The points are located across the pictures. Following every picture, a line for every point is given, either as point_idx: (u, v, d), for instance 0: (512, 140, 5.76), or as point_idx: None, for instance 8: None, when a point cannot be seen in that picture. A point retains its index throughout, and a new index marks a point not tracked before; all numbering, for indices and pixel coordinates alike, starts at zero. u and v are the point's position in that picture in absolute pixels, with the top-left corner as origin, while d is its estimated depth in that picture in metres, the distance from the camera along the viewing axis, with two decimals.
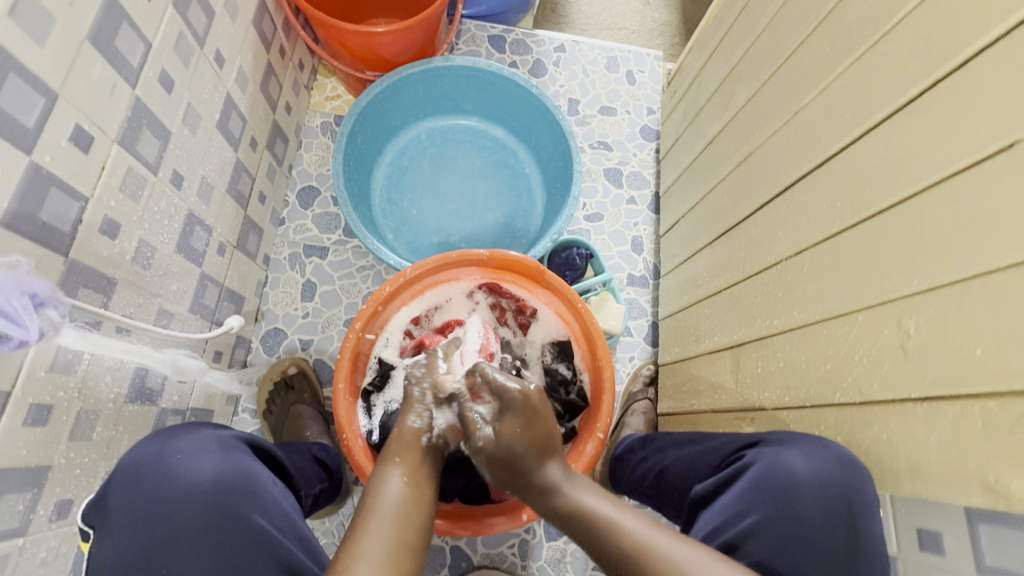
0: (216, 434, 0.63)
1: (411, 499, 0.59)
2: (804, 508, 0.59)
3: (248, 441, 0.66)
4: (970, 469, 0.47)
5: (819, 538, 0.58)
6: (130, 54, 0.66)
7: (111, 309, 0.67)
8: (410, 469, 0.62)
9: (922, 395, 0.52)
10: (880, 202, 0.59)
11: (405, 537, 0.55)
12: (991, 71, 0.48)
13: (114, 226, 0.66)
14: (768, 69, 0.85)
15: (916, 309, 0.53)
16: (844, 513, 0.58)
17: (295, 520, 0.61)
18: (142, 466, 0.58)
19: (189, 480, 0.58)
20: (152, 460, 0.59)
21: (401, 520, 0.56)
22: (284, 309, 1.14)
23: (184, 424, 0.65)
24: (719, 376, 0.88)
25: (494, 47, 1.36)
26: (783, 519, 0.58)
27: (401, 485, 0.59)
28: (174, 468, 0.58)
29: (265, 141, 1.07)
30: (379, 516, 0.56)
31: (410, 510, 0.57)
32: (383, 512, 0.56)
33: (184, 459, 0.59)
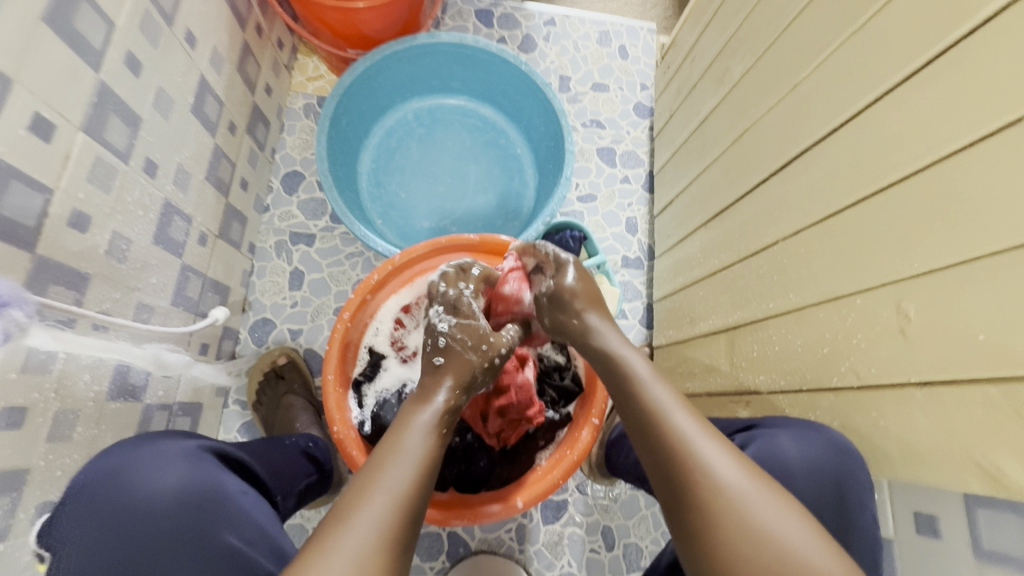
0: (176, 444, 0.60)
1: (431, 459, 0.56)
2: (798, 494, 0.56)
3: (213, 449, 0.62)
4: (968, 456, 0.46)
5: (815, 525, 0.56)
6: (93, 35, 0.62)
7: (85, 306, 0.65)
8: (429, 425, 0.59)
9: (921, 381, 0.50)
10: (880, 182, 0.57)
11: (417, 496, 0.52)
12: (1000, 42, 0.46)
13: (84, 220, 0.63)
14: (764, 42, 0.82)
15: (915, 292, 0.51)
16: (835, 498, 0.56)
17: (269, 530, 0.58)
18: (97, 484, 0.55)
19: (151, 494, 0.55)
20: (107, 477, 0.55)
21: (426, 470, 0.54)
22: (272, 299, 1.11)
23: (140, 434, 0.61)
24: (714, 360, 0.87)
25: (482, 22, 1.31)
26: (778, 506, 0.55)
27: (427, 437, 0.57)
28: (131, 483, 0.55)
29: (244, 125, 1.03)
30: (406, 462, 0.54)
31: (427, 469, 0.55)
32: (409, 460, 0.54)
33: (143, 473, 0.56)
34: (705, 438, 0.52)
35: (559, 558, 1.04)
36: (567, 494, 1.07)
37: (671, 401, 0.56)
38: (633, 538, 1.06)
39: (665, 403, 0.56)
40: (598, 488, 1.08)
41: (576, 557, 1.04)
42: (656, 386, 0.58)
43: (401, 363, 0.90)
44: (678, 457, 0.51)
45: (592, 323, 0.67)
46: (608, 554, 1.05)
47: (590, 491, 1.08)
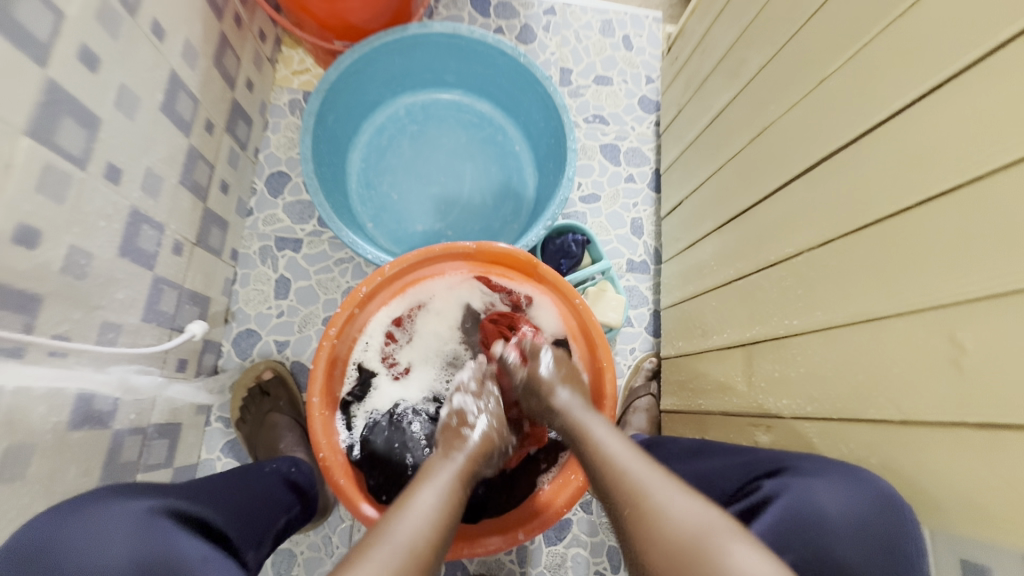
0: (123, 506, 0.50)
1: (445, 512, 0.57)
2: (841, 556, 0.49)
3: (169, 510, 0.52)
4: None
5: None
6: (37, 26, 0.55)
7: (37, 331, 0.58)
8: (445, 481, 0.60)
9: (979, 421, 0.44)
10: (928, 191, 0.50)
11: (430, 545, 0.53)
12: None
13: (32, 234, 0.56)
14: (785, 32, 0.75)
15: (971, 319, 0.45)
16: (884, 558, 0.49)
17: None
18: (17, 563, 0.45)
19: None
20: (30, 557, 0.45)
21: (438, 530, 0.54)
22: (256, 308, 1.05)
23: (81, 496, 0.51)
24: (729, 377, 0.81)
25: (478, 11, 1.23)
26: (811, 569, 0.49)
27: (438, 494, 0.58)
28: (58, 563, 0.45)
29: (224, 124, 0.96)
30: (415, 515, 0.55)
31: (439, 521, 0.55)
32: (418, 512, 0.55)
33: (83, 544, 0.46)
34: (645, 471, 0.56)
35: None
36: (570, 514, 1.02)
37: (628, 452, 0.59)
38: None
39: (617, 453, 0.59)
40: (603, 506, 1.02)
41: None
42: (612, 441, 0.61)
43: (393, 381, 0.84)
44: (620, 491, 0.55)
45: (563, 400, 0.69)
46: None
47: (595, 510, 1.02)
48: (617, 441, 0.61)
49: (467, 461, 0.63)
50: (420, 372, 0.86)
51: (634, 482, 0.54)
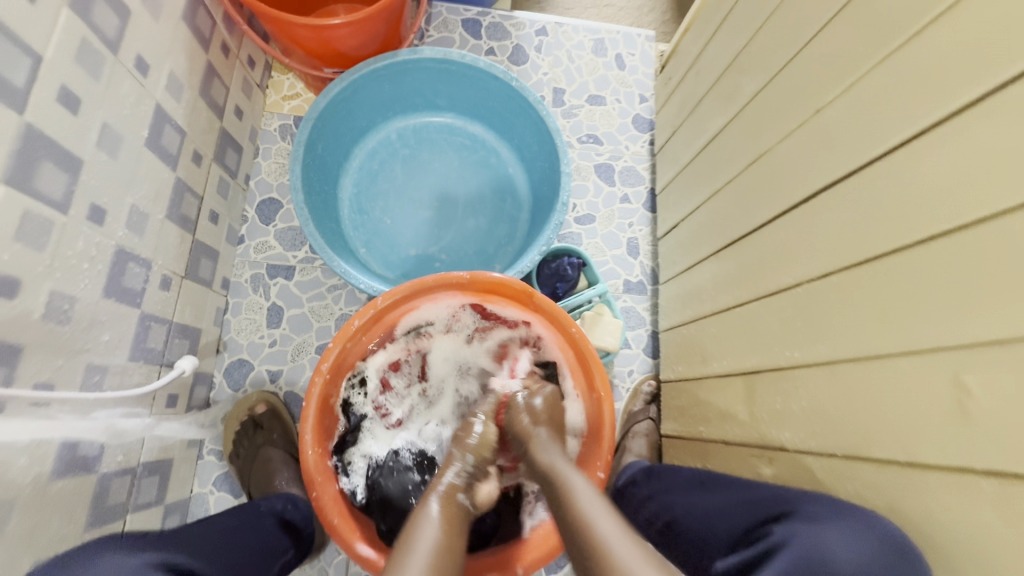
0: (119, 564, 0.50)
1: (445, 546, 0.58)
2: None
3: (166, 563, 0.53)
4: None
5: None
6: (12, 71, 0.53)
7: (20, 381, 0.57)
8: (437, 524, 0.60)
9: (986, 469, 0.43)
10: (935, 225, 0.49)
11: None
12: None
13: (12, 284, 0.55)
14: (780, 58, 0.74)
15: (975, 364, 0.44)
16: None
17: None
18: None
19: None
20: None
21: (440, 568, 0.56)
22: (248, 337, 1.03)
23: (82, 552, 0.52)
24: (730, 405, 0.79)
25: (469, 33, 1.22)
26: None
27: (437, 537, 0.58)
28: None
29: (212, 153, 0.94)
30: (419, 559, 0.56)
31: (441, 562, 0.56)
32: (421, 557, 0.56)
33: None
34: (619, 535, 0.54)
35: None
36: None
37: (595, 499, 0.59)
38: None
39: (596, 514, 0.57)
40: None
41: None
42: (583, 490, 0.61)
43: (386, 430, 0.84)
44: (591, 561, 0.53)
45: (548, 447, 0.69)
46: None
47: None
48: (594, 495, 0.60)
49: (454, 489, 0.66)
50: (414, 421, 0.86)
51: (614, 560, 0.52)
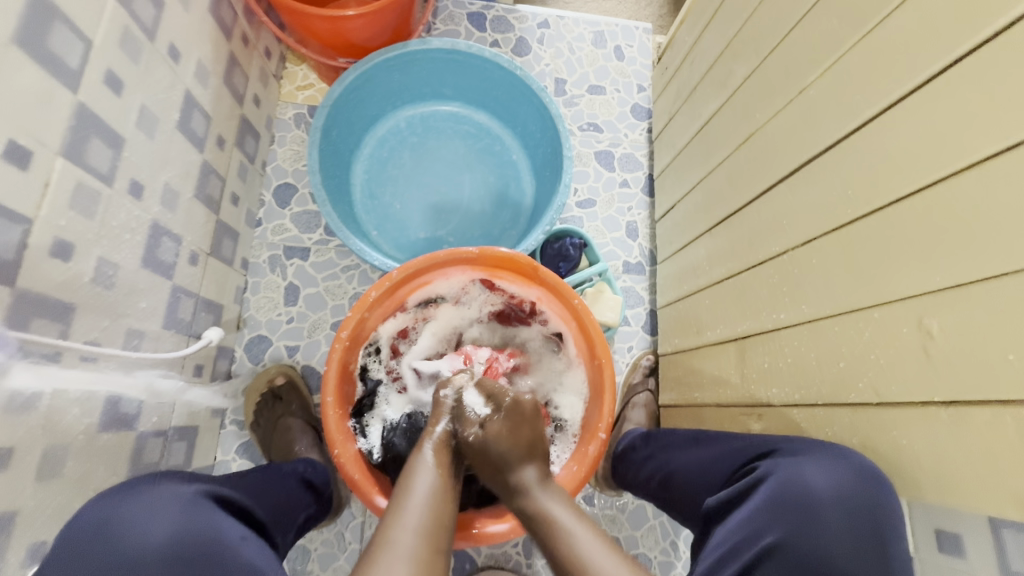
0: (173, 492, 0.60)
1: (441, 489, 0.63)
2: (830, 534, 0.56)
3: (211, 494, 0.63)
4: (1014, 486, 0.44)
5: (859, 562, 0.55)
6: (68, 54, 0.59)
7: (72, 338, 0.63)
8: (433, 485, 0.63)
9: (946, 399, 0.49)
10: (903, 189, 0.54)
11: (436, 520, 0.60)
12: None
13: (66, 248, 0.60)
14: (768, 44, 0.80)
15: (938, 308, 0.50)
16: (870, 530, 0.55)
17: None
18: (85, 536, 0.54)
19: (140, 547, 0.54)
20: (96, 532, 0.54)
21: (432, 531, 0.59)
22: (267, 315, 1.09)
23: (133, 481, 0.61)
24: (723, 370, 0.85)
25: (474, 26, 1.28)
26: (799, 545, 0.56)
27: (431, 495, 0.62)
28: (120, 536, 0.54)
29: (234, 139, 1.00)
30: (412, 524, 0.58)
31: (439, 511, 0.61)
32: (414, 525, 0.58)
33: (134, 525, 0.55)
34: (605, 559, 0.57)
35: None
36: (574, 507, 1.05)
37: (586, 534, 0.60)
38: (642, 548, 1.04)
39: (579, 536, 0.60)
40: (604, 499, 1.06)
41: None
42: (573, 526, 0.61)
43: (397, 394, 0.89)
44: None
45: (528, 482, 0.66)
46: None
47: (597, 503, 1.06)
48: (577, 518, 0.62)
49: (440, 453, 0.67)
50: None
51: None
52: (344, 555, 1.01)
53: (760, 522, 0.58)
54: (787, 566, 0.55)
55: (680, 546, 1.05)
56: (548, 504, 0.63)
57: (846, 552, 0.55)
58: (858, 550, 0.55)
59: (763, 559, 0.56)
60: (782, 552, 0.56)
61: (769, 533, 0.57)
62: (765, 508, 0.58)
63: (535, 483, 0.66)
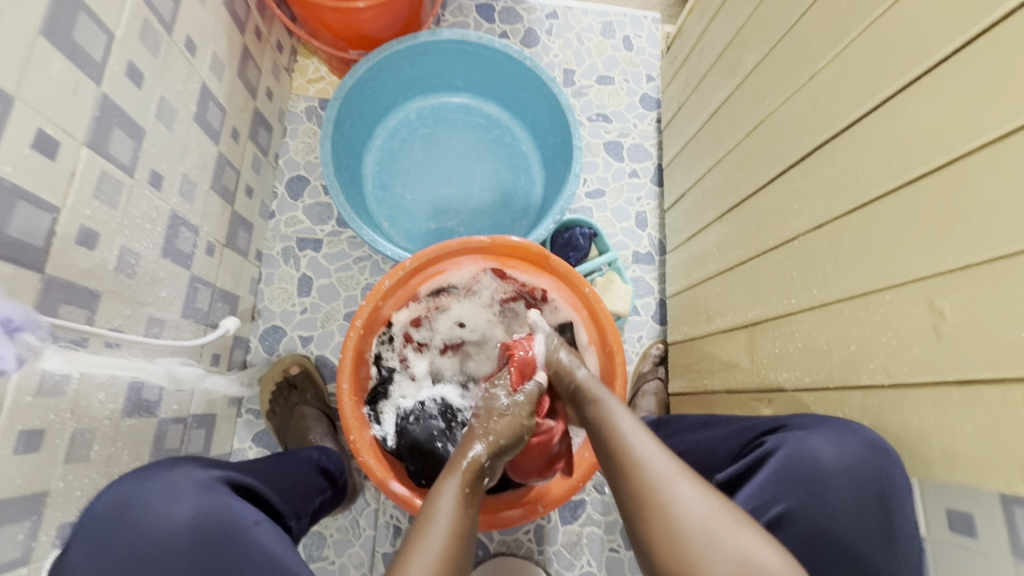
0: (190, 475, 0.61)
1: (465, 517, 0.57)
2: (837, 504, 0.57)
3: (227, 479, 0.64)
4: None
5: (863, 528, 0.56)
6: (92, 46, 0.60)
7: (97, 324, 0.65)
8: (462, 490, 0.60)
9: (957, 378, 0.50)
10: (915, 169, 0.55)
11: (459, 540, 0.55)
12: None
13: (91, 237, 0.62)
14: (778, 30, 0.80)
15: (948, 288, 0.51)
16: (877, 503, 0.57)
17: (283, 559, 0.59)
18: (108, 515, 0.56)
19: (162, 525, 0.56)
20: (118, 512, 0.57)
21: (460, 538, 0.55)
22: (281, 306, 1.10)
23: (155, 464, 0.63)
24: (733, 356, 0.85)
25: (483, 17, 1.28)
26: (807, 514, 0.57)
27: (457, 505, 0.58)
28: (141, 516, 0.56)
29: (247, 131, 1.01)
30: (439, 530, 0.55)
31: (460, 533, 0.56)
32: (442, 527, 0.55)
33: (153, 506, 0.57)
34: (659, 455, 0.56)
35: (578, 558, 1.04)
36: (585, 494, 1.07)
37: (674, 470, 0.54)
38: None
39: (633, 433, 0.60)
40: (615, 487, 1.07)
41: (595, 556, 1.04)
42: (640, 439, 0.59)
43: (410, 381, 0.91)
44: (628, 478, 0.56)
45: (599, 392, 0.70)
46: (628, 551, 1.05)
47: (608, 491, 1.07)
48: (631, 420, 0.63)
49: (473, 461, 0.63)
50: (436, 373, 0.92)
51: (653, 478, 0.54)
52: (359, 541, 1.03)
53: (768, 491, 0.59)
54: (794, 535, 0.57)
55: None
56: (634, 437, 0.59)
57: (850, 521, 0.57)
58: (862, 520, 0.56)
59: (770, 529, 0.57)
60: (790, 521, 0.57)
61: (777, 503, 0.58)
62: (774, 480, 0.59)
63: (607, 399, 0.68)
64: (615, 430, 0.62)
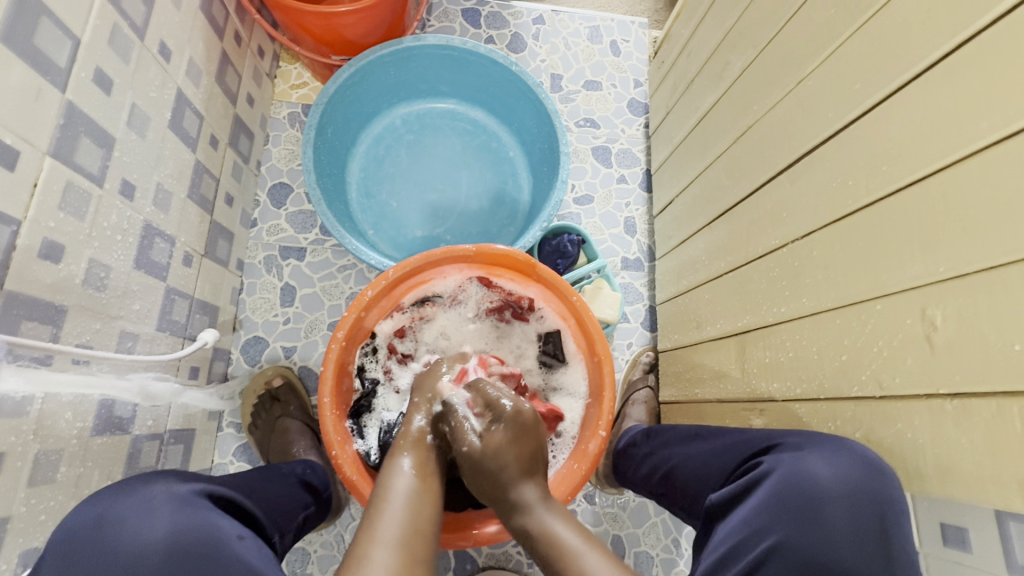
0: (169, 489, 0.59)
1: (418, 490, 0.61)
2: (837, 527, 0.55)
3: (208, 492, 0.61)
4: (1015, 476, 0.44)
5: (863, 555, 0.54)
6: (55, 52, 0.58)
7: (63, 340, 0.62)
8: (418, 465, 0.64)
9: (950, 391, 0.49)
10: (904, 177, 0.54)
11: (414, 529, 0.57)
12: None
13: (56, 249, 0.60)
14: (765, 35, 0.79)
15: (940, 299, 0.50)
16: (877, 527, 0.55)
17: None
18: (82, 533, 0.54)
19: (137, 543, 0.53)
20: (91, 530, 0.54)
21: (414, 509, 0.59)
22: (263, 316, 1.08)
23: (134, 478, 0.60)
24: (723, 365, 0.84)
25: (469, 22, 1.27)
26: (804, 541, 0.55)
27: (412, 476, 0.62)
28: (117, 533, 0.54)
29: (227, 138, 0.99)
30: (396, 500, 0.59)
31: (418, 500, 0.60)
32: (398, 498, 0.60)
33: (129, 523, 0.54)
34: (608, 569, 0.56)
35: None
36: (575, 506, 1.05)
37: None
38: (644, 547, 1.03)
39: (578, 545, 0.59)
40: (606, 497, 1.05)
41: None
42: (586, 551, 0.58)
43: (395, 393, 0.88)
44: None
45: (527, 498, 0.62)
46: None
47: (598, 501, 1.05)
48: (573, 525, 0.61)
49: (416, 442, 0.67)
50: None
51: None
52: (344, 557, 1.00)
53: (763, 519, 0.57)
54: (793, 562, 0.55)
55: (682, 543, 1.05)
56: (584, 552, 0.58)
57: (852, 544, 0.54)
58: (863, 542, 0.54)
59: (768, 557, 0.55)
60: (787, 548, 0.55)
61: (775, 528, 0.56)
62: (772, 502, 0.57)
63: (537, 501, 0.62)
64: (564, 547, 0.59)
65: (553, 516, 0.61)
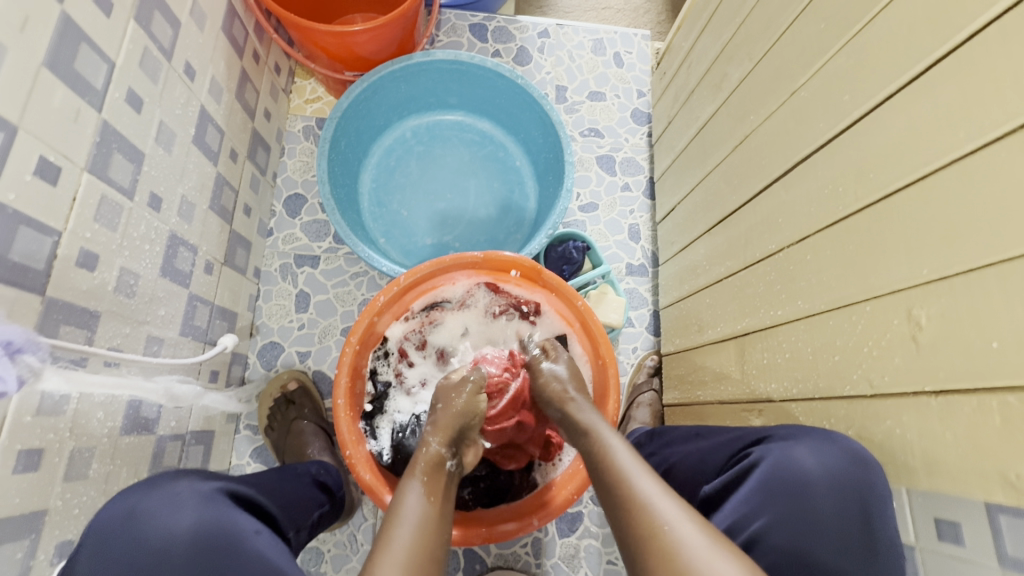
0: (192, 486, 0.62)
1: (432, 515, 0.60)
2: (817, 513, 0.58)
3: (228, 489, 0.65)
4: (988, 467, 0.47)
5: (841, 537, 0.57)
6: (93, 76, 0.62)
7: (96, 343, 0.66)
8: (430, 487, 0.63)
9: (936, 388, 0.51)
10: (888, 186, 0.56)
11: (425, 553, 0.55)
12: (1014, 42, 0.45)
13: (91, 258, 0.64)
14: (761, 48, 0.82)
15: (925, 299, 0.52)
16: (858, 512, 0.57)
17: (282, 569, 0.59)
18: (112, 526, 0.57)
19: (163, 535, 0.57)
20: (121, 524, 0.57)
21: (429, 529, 0.58)
22: (279, 322, 1.12)
23: (163, 474, 0.64)
24: (724, 367, 0.87)
25: (476, 36, 1.31)
26: (789, 526, 0.58)
27: (423, 497, 0.61)
28: (144, 526, 0.57)
29: (245, 152, 1.03)
30: (406, 525, 0.57)
31: (432, 530, 0.58)
32: (409, 522, 0.58)
33: (156, 517, 0.58)
34: (667, 499, 0.53)
35: (576, 571, 1.04)
36: (582, 506, 1.07)
37: (677, 511, 0.52)
38: None
39: (635, 471, 0.57)
40: None
41: (593, 569, 1.04)
42: (643, 477, 0.56)
43: (406, 395, 0.92)
44: (638, 517, 0.52)
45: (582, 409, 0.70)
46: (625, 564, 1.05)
47: None
48: (629, 455, 0.60)
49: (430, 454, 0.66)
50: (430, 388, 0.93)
51: (659, 517, 0.51)
52: (357, 556, 1.03)
53: (749, 505, 0.60)
54: (776, 548, 0.57)
55: None
56: (636, 474, 0.57)
57: (832, 530, 0.57)
58: (843, 528, 0.57)
59: (756, 541, 0.58)
60: (773, 534, 0.58)
61: (760, 517, 0.59)
62: (757, 492, 0.60)
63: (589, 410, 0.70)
64: (615, 465, 0.59)
65: (609, 434, 0.64)
